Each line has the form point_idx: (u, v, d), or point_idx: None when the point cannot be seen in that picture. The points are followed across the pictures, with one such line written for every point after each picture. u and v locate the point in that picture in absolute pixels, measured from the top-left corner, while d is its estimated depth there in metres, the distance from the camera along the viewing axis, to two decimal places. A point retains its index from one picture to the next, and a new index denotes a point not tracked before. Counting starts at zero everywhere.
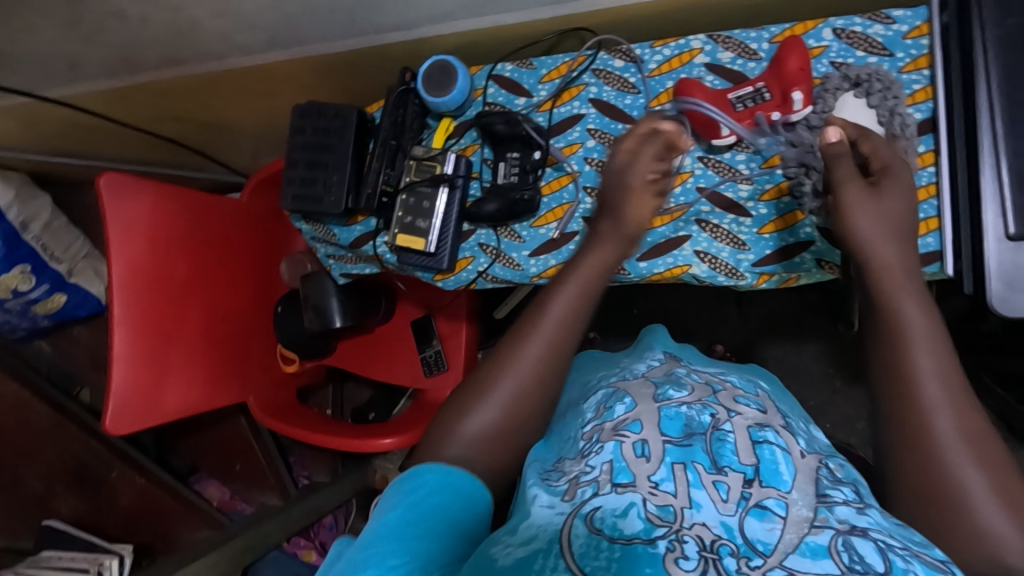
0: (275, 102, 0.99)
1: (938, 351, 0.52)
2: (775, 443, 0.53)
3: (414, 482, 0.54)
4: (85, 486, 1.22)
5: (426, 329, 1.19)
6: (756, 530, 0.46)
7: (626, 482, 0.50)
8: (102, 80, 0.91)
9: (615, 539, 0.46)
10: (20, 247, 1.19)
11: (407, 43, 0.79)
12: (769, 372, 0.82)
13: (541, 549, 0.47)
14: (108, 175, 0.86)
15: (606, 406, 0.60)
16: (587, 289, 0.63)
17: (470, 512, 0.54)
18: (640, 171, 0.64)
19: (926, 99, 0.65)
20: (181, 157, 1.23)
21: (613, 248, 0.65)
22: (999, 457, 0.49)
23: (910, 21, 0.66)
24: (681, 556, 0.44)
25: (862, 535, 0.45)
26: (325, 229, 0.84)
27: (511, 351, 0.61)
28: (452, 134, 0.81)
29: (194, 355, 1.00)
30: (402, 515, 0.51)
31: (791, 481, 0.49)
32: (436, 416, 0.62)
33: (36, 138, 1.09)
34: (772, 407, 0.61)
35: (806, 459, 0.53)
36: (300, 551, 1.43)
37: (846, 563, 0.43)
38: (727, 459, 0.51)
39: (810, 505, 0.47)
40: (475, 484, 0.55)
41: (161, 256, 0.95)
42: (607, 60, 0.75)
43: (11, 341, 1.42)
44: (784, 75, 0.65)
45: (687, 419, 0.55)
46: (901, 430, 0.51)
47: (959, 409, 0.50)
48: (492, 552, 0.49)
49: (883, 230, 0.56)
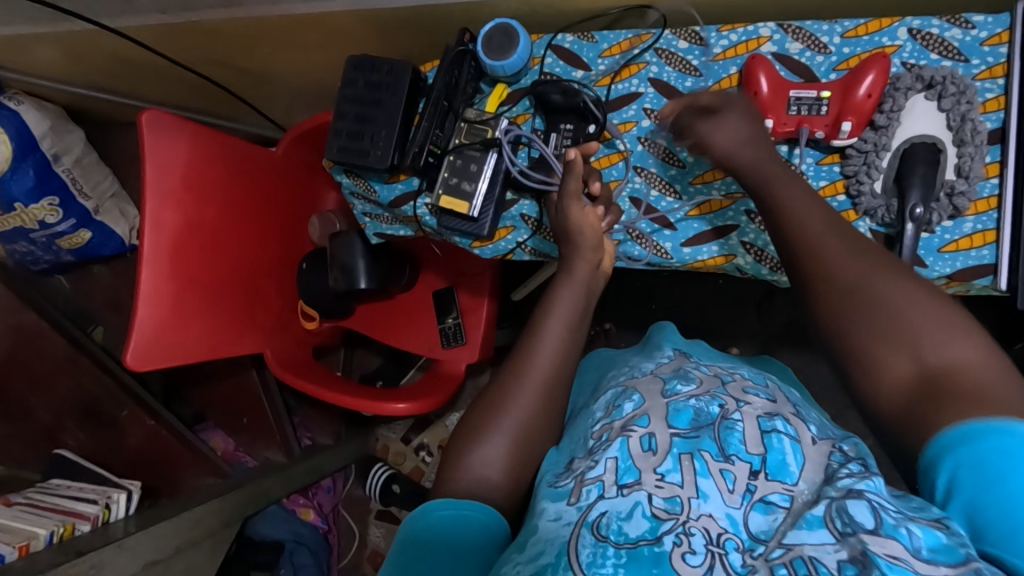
0: (324, 55, 0.98)
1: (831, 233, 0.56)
2: (783, 432, 0.51)
3: (424, 521, 0.54)
4: (93, 421, 1.23)
5: (447, 301, 1.19)
6: (760, 523, 0.46)
7: (632, 482, 0.49)
8: (155, 15, 0.91)
9: (620, 544, 0.46)
10: (51, 179, 1.20)
11: (466, 5, 0.78)
12: (780, 365, 0.84)
13: (550, 563, 0.46)
14: (149, 112, 0.86)
15: (615, 405, 0.59)
16: (580, 291, 0.67)
17: (486, 542, 0.53)
18: (577, 176, 0.69)
19: (998, 109, 0.63)
20: (220, 104, 1.23)
21: (584, 259, 0.68)
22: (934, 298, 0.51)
23: (990, 28, 0.64)
24: (688, 550, 0.45)
25: (857, 496, 0.44)
26: (365, 185, 0.83)
27: (523, 358, 0.63)
28: (505, 101, 0.80)
29: (214, 301, 0.99)
30: (415, 559, 0.51)
31: (798, 473, 0.48)
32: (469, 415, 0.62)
33: (83, 69, 1.09)
34: (781, 396, 0.59)
35: (819, 446, 0.51)
36: (298, 509, 1.42)
37: (839, 529, 0.43)
38: (734, 448, 0.50)
39: (815, 490, 0.47)
40: (489, 512, 0.54)
41: (194, 198, 0.94)
42: (671, 40, 0.73)
43: (31, 273, 1.43)
44: (850, 98, 0.63)
45: (696, 412, 0.54)
46: (842, 321, 0.52)
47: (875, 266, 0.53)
48: (503, 571, 0.48)
49: (746, 147, 0.62)
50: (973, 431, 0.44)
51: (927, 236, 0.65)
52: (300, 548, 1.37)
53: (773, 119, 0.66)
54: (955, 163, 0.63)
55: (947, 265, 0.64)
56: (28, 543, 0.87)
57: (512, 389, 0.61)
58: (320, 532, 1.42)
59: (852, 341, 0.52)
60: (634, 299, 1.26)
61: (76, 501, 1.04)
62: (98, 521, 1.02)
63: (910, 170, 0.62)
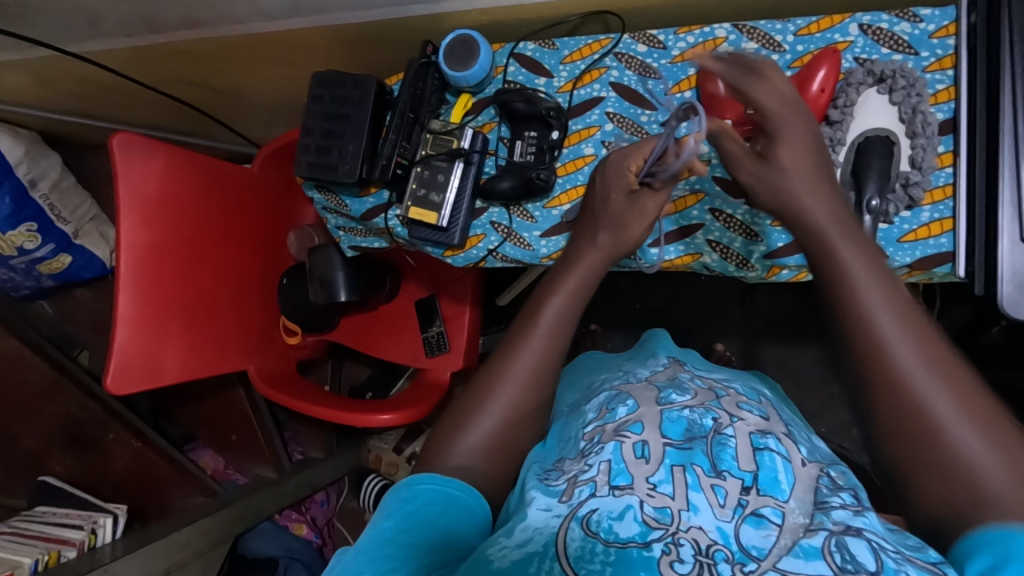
0: (294, 71, 0.98)
1: (883, 279, 0.52)
2: (776, 450, 0.52)
3: (408, 493, 0.54)
4: (79, 446, 1.22)
5: (430, 310, 1.20)
6: (751, 537, 0.46)
7: (624, 485, 0.49)
8: (121, 38, 0.91)
9: (610, 543, 0.46)
10: (28, 205, 1.19)
11: (430, 16, 0.79)
12: (775, 383, 0.81)
13: (537, 551, 0.47)
14: (120, 134, 0.87)
15: (608, 408, 0.60)
16: (577, 291, 0.65)
17: (468, 526, 0.53)
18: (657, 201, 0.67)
19: (949, 99, 0.64)
20: (195, 123, 1.23)
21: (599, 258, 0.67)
22: (995, 419, 0.46)
23: (938, 21, 0.65)
24: (676, 559, 0.44)
25: (856, 534, 0.45)
26: (337, 199, 0.84)
27: (511, 348, 0.62)
28: (470, 111, 0.80)
29: (194, 322, 1.00)
30: (398, 525, 0.51)
31: (789, 491, 0.49)
32: (443, 417, 0.62)
33: (54, 94, 1.09)
34: (774, 414, 0.60)
35: (808, 468, 0.52)
36: (291, 524, 1.43)
37: (837, 564, 0.43)
38: (727, 464, 0.50)
39: (807, 512, 0.47)
40: (473, 493, 0.55)
41: (168, 219, 0.95)
42: (630, 44, 0.74)
43: (13, 300, 1.42)
44: (804, 91, 0.64)
45: (690, 423, 0.54)
46: (880, 395, 0.49)
47: (919, 337, 0.49)
48: (488, 552, 0.48)
49: (795, 187, 0.57)
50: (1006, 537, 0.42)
51: (886, 227, 0.66)
52: (294, 563, 1.35)
53: (732, 116, 0.66)
54: (909, 155, 0.65)
55: (907, 255, 0.65)
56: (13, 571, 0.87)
57: (478, 391, 0.61)
58: (314, 546, 1.42)
59: (888, 420, 0.49)
60: (618, 299, 1.27)
61: (62, 527, 1.04)
62: (85, 546, 1.01)
63: (865, 163, 0.64)
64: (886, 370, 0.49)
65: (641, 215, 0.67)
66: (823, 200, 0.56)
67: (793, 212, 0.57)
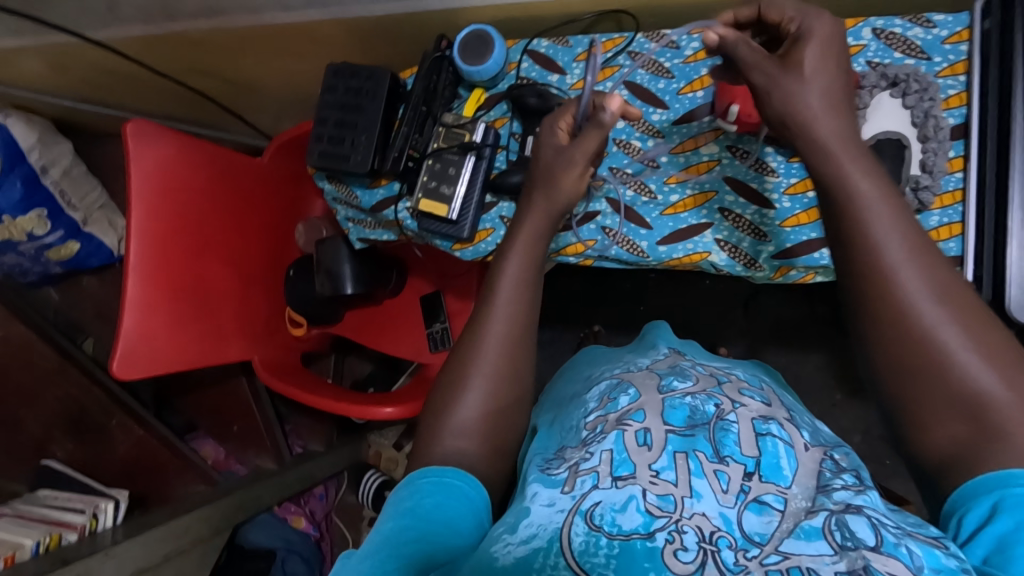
0: (307, 64, 0.99)
1: (891, 202, 0.50)
2: (778, 436, 0.52)
3: (407, 491, 0.54)
4: (82, 432, 1.22)
5: (435, 304, 1.20)
6: (754, 523, 0.46)
7: (626, 475, 0.49)
8: (138, 26, 0.92)
9: (613, 535, 0.46)
10: (39, 191, 1.20)
11: (445, 11, 0.79)
12: (775, 371, 0.80)
13: (542, 547, 0.46)
14: (133, 122, 0.87)
15: (610, 397, 0.60)
16: (529, 261, 0.65)
17: (472, 517, 0.53)
18: (587, 151, 0.65)
19: (961, 105, 0.65)
20: (207, 113, 1.24)
21: (546, 216, 0.66)
22: (998, 341, 0.47)
23: (951, 27, 0.65)
24: (680, 547, 0.45)
25: (856, 512, 0.45)
26: (347, 190, 0.85)
27: (479, 326, 0.62)
28: (482, 105, 0.81)
29: (201, 308, 1.00)
30: (398, 523, 0.51)
31: (791, 476, 0.49)
32: (430, 399, 0.63)
33: (70, 81, 1.10)
34: (776, 400, 0.60)
35: (811, 452, 0.52)
36: (289, 517, 1.42)
37: (838, 542, 0.43)
38: (729, 449, 0.50)
39: (809, 495, 0.47)
40: (471, 482, 0.55)
41: (176, 205, 0.95)
42: (643, 44, 0.75)
43: (20, 286, 1.43)
44: None
45: (692, 410, 0.54)
46: (887, 328, 0.48)
47: (925, 261, 0.49)
48: (493, 549, 0.47)
49: (822, 106, 0.51)
50: (987, 484, 0.44)
51: None
52: (292, 556, 1.34)
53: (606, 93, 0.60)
54: (921, 159, 0.65)
55: None
56: (14, 552, 0.87)
57: (471, 368, 0.61)
58: (312, 539, 1.42)
59: (898, 354, 0.48)
60: (622, 301, 1.28)
61: (63, 511, 1.04)
62: (85, 531, 1.01)
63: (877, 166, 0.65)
64: (888, 301, 0.48)
65: (570, 166, 0.66)
66: (844, 118, 0.52)
67: (805, 135, 0.52)
